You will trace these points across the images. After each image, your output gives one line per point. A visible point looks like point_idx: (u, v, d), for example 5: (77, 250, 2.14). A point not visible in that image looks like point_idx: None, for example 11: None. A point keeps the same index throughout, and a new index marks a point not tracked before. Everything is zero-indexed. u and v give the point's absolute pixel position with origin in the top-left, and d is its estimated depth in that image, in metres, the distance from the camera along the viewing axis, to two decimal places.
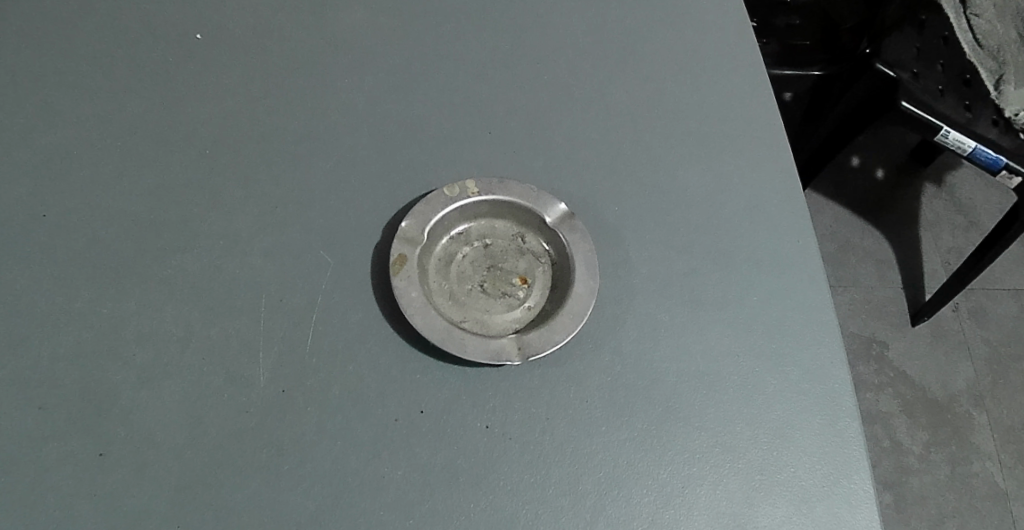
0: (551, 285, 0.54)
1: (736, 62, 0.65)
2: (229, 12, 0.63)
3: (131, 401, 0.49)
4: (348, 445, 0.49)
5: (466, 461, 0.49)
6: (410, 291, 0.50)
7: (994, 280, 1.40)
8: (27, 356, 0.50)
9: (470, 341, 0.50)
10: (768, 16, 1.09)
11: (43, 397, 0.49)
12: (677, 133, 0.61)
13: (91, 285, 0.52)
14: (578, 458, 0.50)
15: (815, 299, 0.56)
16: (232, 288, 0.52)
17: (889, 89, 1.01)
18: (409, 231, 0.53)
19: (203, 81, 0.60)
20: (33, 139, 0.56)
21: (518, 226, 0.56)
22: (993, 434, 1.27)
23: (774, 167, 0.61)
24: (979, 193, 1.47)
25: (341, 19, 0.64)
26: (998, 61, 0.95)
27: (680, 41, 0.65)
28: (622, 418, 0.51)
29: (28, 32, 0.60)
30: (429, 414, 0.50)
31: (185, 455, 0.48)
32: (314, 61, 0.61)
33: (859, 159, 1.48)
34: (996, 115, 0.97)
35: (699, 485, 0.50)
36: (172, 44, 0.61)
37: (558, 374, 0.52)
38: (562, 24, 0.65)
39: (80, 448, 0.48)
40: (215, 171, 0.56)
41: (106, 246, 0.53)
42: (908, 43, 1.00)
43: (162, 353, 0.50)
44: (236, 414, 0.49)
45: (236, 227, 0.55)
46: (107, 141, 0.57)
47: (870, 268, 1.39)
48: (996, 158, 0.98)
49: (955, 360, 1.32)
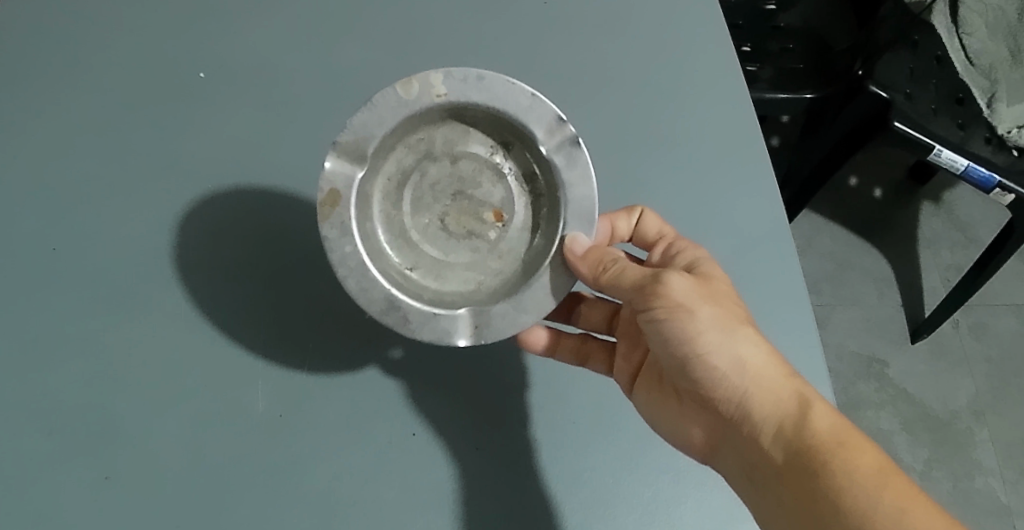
0: (531, 227, 0.61)
1: (700, 103, 0.78)
2: (233, 61, 0.74)
3: (137, 424, 0.60)
4: (380, 465, 0.61)
5: (450, 483, 0.61)
6: (344, 246, 0.55)
7: (993, 297, 1.47)
8: (117, 405, 0.60)
9: (413, 318, 0.56)
10: (761, 42, 1.14)
11: (55, 424, 0.60)
12: (649, 166, 0.75)
13: (108, 323, 0.63)
14: (554, 472, 0.62)
15: (782, 318, 0.70)
16: (236, 322, 0.64)
17: (884, 110, 1.09)
18: (349, 145, 0.55)
19: (212, 127, 0.71)
20: (61, 184, 0.68)
21: (495, 140, 0.61)
22: (995, 450, 1.34)
23: (742, 193, 0.74)
24: (976, 210, 1.54)
25: (356, 67, 0.75)
26: (990, 80, 1.14)
27: (644, 87, 0.78)
28: (606, 440, 0.63)
29: (59, 89, 0.72)
30: (436, 438, 0.62)
31: (213, 476, 0.59)
32: (333, 108, 0.72)
33: (857, 179, 1.54)
34: (989, 133, 1.13)
35: (684, 501, 0.62)
36: (185, 92, 0.72)
37: (554, 396, 0.65)
38: (547, 68, 0.78)
39: (93, 469, 0.58)
40: (226, 222, 0.67)
41: (123, 285, 0.64)
42: (901, 64, 1.12)
43: (167, 380, 0.61)
44: (293, 444, 0.60)
45: (246, 268, 0.66)
46: (127, 190, 0.68)
47: (872, 287, 1.46)
48: (989, 176, 1.12)
49: (956, 377, 1.40)
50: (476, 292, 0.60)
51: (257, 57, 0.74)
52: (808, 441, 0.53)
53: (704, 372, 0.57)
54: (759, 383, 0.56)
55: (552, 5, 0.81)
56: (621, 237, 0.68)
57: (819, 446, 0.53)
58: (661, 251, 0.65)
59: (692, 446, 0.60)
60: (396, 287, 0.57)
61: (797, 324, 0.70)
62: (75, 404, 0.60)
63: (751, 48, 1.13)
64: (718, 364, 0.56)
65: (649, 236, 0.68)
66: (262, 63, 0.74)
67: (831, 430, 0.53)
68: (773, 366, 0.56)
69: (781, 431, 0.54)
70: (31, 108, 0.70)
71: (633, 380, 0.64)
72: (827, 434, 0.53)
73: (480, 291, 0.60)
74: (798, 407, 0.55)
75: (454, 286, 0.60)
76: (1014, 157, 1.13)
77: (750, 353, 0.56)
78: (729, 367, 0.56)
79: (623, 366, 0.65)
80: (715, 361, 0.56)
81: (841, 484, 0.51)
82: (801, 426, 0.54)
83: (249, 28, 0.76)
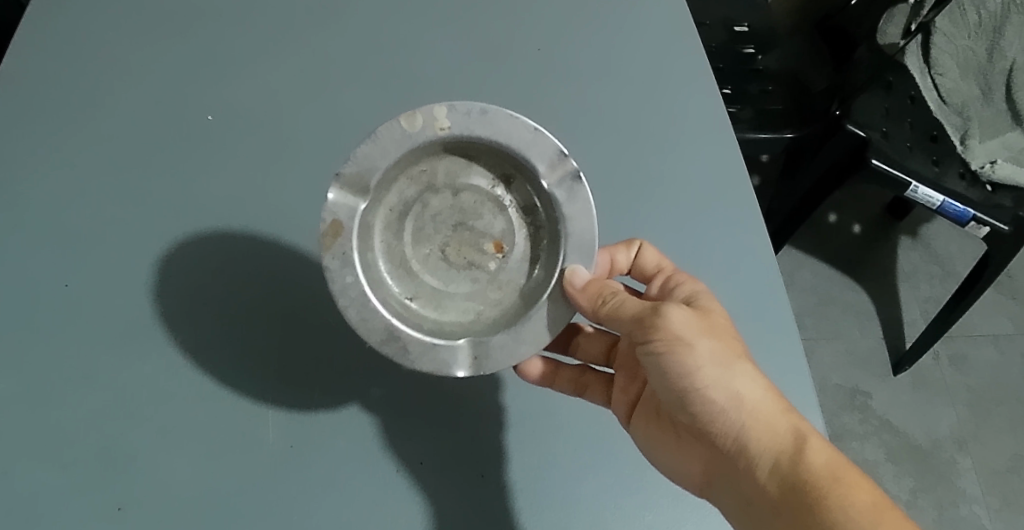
0: (530, 260, 0.63)
1: (686, 141, 0.81)
2: (238, 106, 0.78)
3: (148, 455, 0.62)
4: (386, 491, 0.63)
5: (450, 510, 0.64)
6: (346, 276, 0.57)
7: (972, 328, 1.51)
8: (131, 433, 0.63)
9: (413, 349, 0.57)
10: (742, 84, 1.18)
11: (68, 455, 0.62)
12: (636, 201, 0.77)
13: (117, 357, 0.65)
14: (553, 498, 0.64)
15: (769, 347, 0.72)
16: (242, 355, 0.66)
17: (861, 148, 1.15)
18: (353, 176, 0.56)
19: (219, 168, 0.75)
20: (73, 224, 0.71)
21: (498, 174, 0.63)
22: (978, 479, 1.36)
23: (728, 227, 0.77)
24: (953, 243, 1.59)
25: (359, 113, 0.79)
26: (962, 118, 1.20)
27: (632, 127, 0.81)
28: (602, 467, 0.66)
29: (72, 133, 0.75)
30: (439, 464, 0.65)
31: (224, 504, 0.62)
32: (336, 151, 0.76)
33: (836, 216, 1.59)
34: (963, 168, 1.18)
35: (683, 523, 0.64)
36: (193, 134, 0.76)
37: (551, 425, 0.67)
38: (539, 109, 0.81)
39: (107, 499, 0.61)
40: (234, 260, 0.71)
41: (132, 319, 0.67)
42: (876, 106, 1.19)
43: (176, 412, 0.64)
44: (304, 469, 0.63)
45: (252, 301, 0.69)
46: (137, 229, 0.71)
47: (853, 320, 1.49)
48: (964, 211, 1.18)
49: (938, 407, 1.42)
50: (475, 322, 0.62)
51: (267, 103, 0.78)
52: (806, 476, 0.55)
53: (703, 406, 0.59)
54: (754, 418, 0.58)
55: (548, 51, 0.84)
56: (621, 269, 0.71)
57: (817, 481, 0.54)
58: (660, 283, 0.68)
59: (690, 480, 0.63)
60: (395, 317, 0.58)
61: (785, 353, 0.72)
62: (89, 434, 0.63)
63: (732, 91, 1.17)
64: (716, 397, 0.58)
65: (649, 268, 0.70)
66: (267, 108, 0.78)
67: (826, 465, 0.55)
68: (771, 402, 0.59)
69: (778, 465, 0.56)
70: (48, 149, 0.74)
71: (630, 412, 0.67)
72: (824, 469, 0.55)
73: (479, 321, 0.62)
74: (795, 442, 0.56)
75: (453, 316, 0.62)
76: (987, 192, 1.18)
77: (747, 388, 0.58)
78: (727, 402, 0.58)
79: (621, 399, 0.68)
80: (712, 395, 0.59)
81: (839, 519, 0.52)
82: (798, 460, 0.55)
83: (259, 75, 0.80)
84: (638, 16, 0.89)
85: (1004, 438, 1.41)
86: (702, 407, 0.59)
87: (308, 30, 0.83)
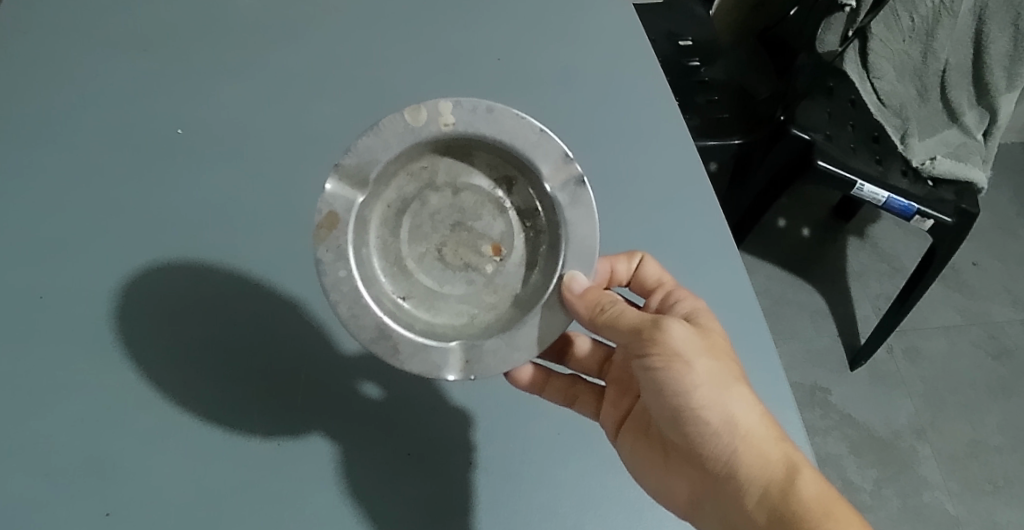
0: (527, 264, 0.62)
1: (656, 141, 0.83)
2: (207, 118, 0.77)
3: (130, 468, 0.60)
4: (373, 503, 0.62)
5: (441, 514, 0.63)
6: (338, 270, 0.56)
7: (922, 321, 1.57)
8: (112, 449, 0.61)
9: (403, 348, 0.57)
10: (689, 94, 1.22)
11: (44, 474, 0.59)
12: (612, 201, 0.79)
13: (92, 372, 0.63)
14: (539, 485, 0.64)
15: (749, 339, 0.73)
16: (224, 368, 0.65)
17: (807, 151, 1.18)
18: (352, 168, 0.56)
19: (190, 180, 0.73)
20: (41, 241, 0.69)
21: (502, 177, 0.62)
22: (938, 465, 1.41)
23: (702, 224, 0.79)
24: (899, 241, 1.65)
25: (328, 124, 0.78)
26: (901, 119, 1.26)
27: (601, 128, 0.83)
28: (586, 453, 0.66)
29: (37, 149, 0.73)
30: (429, 468, 0.65)
31: (209, 515, 0.60)
32: (306, 162, 0.75)
33: (784, 221, 1.64)
34: (905, 166, 1.24)
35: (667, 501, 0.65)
36: (164, 145, 0.75)
37: (540, 426, 0.67)
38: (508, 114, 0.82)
39: (88, 514, 0.59)
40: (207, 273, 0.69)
41: (107, 333, 0.65)
42: (819, 110, 1.23)
43: (159, 423, 0.62)
44: (289, 480, 0.62)
45: (231, 312, 0.68)
46: (108, 241, 0.69)
47: (808, 319, 1.54)
48: (908, 206, 1.23)
49: (895, 398, 1.47)
50: (468, 325, 0.61)
51: (232, 117, 0.77)
52: (796, 509, 0.56)
53: (696, 426, 0.60)
54: (748, 443, 0.58)
55: (512, 59, 0.85)
56: (621, 279, 0.72)
57: (806, 513, 0.55)
58: (660, 298, 0.68)
59: (676, 503, 0.63)
60: (387, 315, 0.57)
61: (765, 348, 0.73)
62: (65, 452, 0.60)
63: (681, 100, 1.21)
64: (711, 418, 0.59)
65: (649, 282, 0.71)
66: (235, 120, 0.77)
67: (818, 498, 0.56)
68: (764, 427, 0.59)
69: (767, 494, 0.57)
70: (13, 168, 0.72)
71: (618, 427, 0.68)
72: (814, 502, 0.56)
73: (472, 325, 0.61)
74: (786, 472, 0.57)
75: (445, 318, 0.61)
76: (930, 187, 1.24)
77: (741, 412, 0.59)
78: (719, 423, 0.59)
79: (610, 412, 0.69)
80: (706, 415, 0.59)
81: None
82: (788, 491, 0.56)
83: (223, 90, 0.79)
84: (600, 24, 0.90)
85: (958, 425, 1.46)
86: (695, 426, 0.60)
87: (269, 45, 0.83)
